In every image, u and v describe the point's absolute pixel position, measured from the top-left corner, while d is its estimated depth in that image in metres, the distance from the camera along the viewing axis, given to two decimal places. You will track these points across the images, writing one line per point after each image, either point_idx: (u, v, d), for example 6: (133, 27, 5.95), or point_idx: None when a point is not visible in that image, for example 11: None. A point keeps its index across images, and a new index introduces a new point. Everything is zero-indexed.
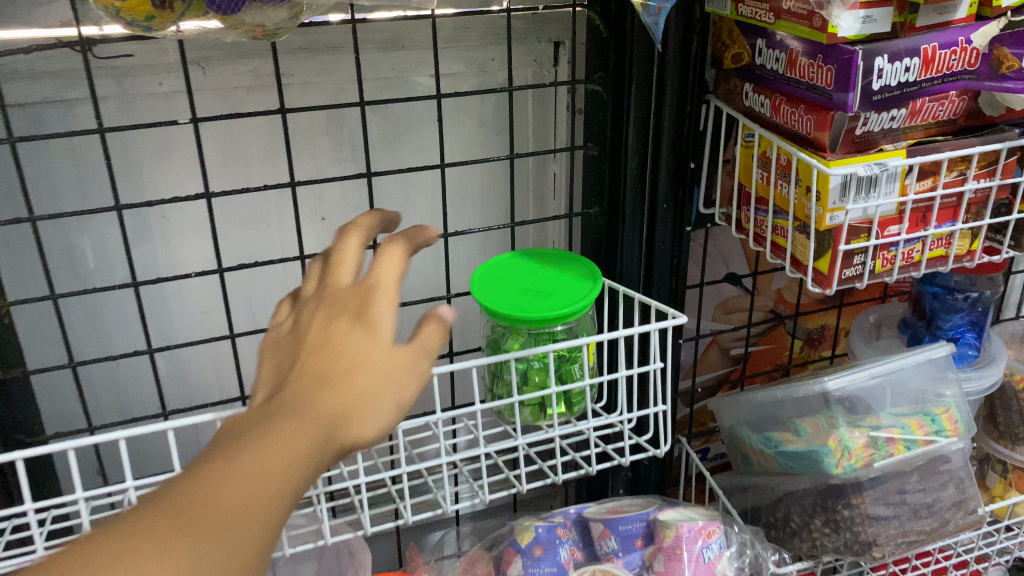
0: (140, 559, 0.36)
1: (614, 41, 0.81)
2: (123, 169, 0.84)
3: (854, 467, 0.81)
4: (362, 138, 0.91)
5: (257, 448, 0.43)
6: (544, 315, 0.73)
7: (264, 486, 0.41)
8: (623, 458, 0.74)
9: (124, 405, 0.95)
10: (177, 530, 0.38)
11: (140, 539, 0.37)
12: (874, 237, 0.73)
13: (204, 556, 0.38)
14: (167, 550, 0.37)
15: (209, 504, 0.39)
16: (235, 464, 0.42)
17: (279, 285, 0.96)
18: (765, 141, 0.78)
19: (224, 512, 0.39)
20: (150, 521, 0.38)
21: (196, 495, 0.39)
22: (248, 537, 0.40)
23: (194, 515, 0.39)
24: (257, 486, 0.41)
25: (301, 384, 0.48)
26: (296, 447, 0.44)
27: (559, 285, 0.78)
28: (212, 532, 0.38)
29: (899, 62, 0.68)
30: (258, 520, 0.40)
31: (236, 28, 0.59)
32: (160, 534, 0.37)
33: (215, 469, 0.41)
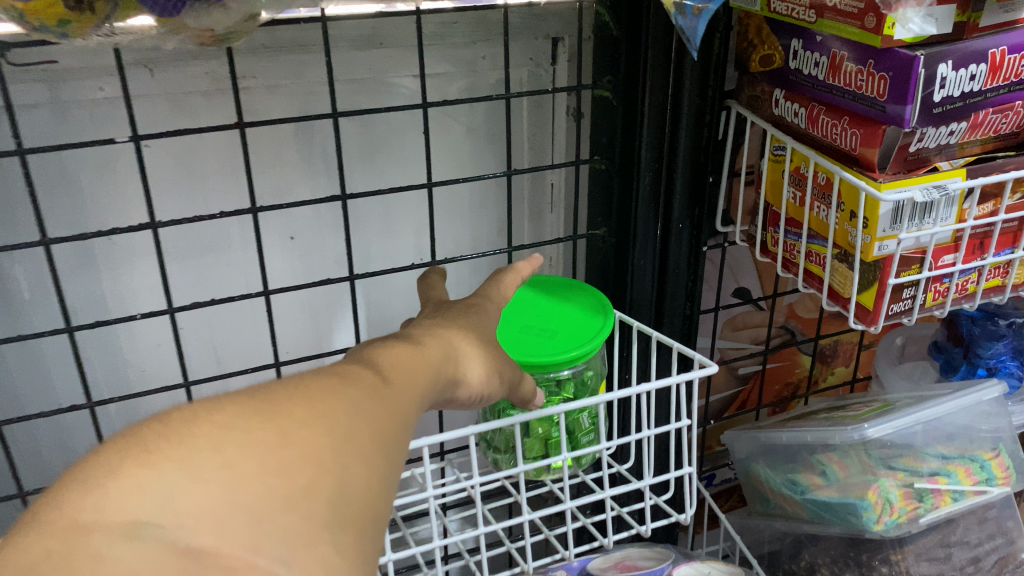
0: (227, 445, 0.31)
1: (626, 41, 0.71)
2: (61, 189, 0.73)
3: (897, 522, 0.72)
4: (336, 149, 0.80)
5: (380, 387, 0.39)
6: (549, 360, 0.64)
7: (369, 432, 0.35)
8: (644, 528, 0.64)
9: (71, 452, 0.84)
10: (274, 429, 0.32)
11: (231, 426, 0.32)
12: (926, 269, 0.64)
13: (301, 466, 0.32)
14: (262, 441, 0.32)
15: (312, 414, 0.34)
16: (357, 397, 0.37)
17: (244, 316, 0.85)
18: (799, 156, 0.68)
19: (323, 422, 0.34)
20: (249, 409, 0.33)
21: (305, 408, 0.34)
22: (351, 462, 0.33)
23: (289, 420, 0.33)
24: (363, 427, 0.35)
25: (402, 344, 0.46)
26: (414, 392, 0.41)
27: (566, 321, 0.68)
28: (327, 461, 0.32)
29: (963, 69, 0.58)
30: (368, 465, 0.34)
31: (178, 32, 0.49)
32: (254, 423, 0.32)
33: (331, 387, 0.37)
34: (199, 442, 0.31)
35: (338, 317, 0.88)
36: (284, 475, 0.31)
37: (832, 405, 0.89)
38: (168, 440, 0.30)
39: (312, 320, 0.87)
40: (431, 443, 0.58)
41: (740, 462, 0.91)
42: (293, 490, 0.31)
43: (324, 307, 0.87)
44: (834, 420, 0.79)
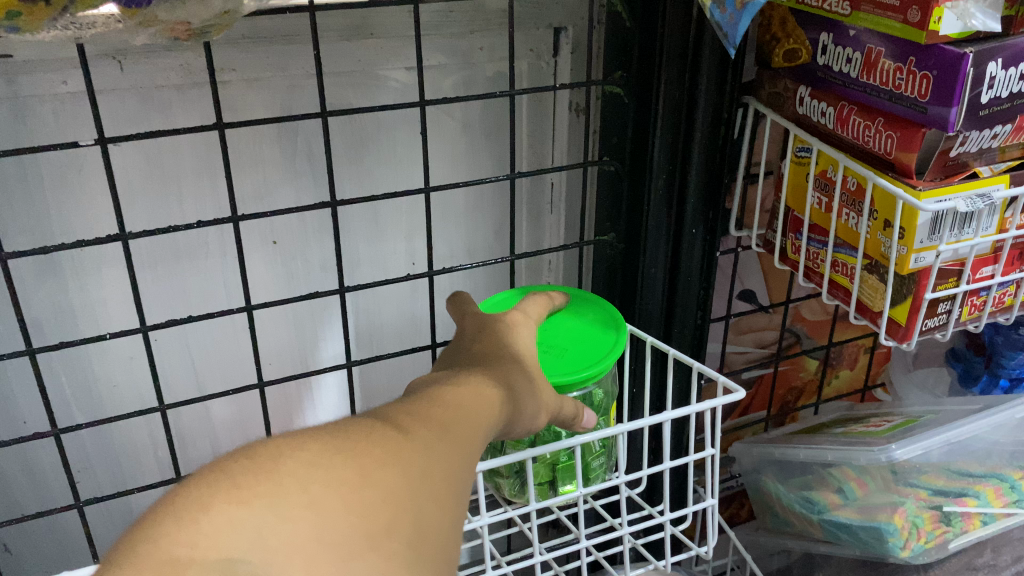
0: (312, 483, 0.31)
1: (640, 33, 0.66)
2: (20, 192, 0.66)
3: (923, 548, 0.69)
4: (322, 147, 0.74)
5: (449, 423, 0.40)
6: (557, 380, 0.59)
7: (441, 470, 0.36)
8: (663, 565, 0.59)
9: (36, 476, 0.78)
10: (355, 466, 0.33)
11: (314, 463, 0.32)
12: (964, 282, 0.60)
13: (384, 509, 0.33)
14: (343, 478, 0.32)
15: (391, 453, 0.35)
16: (427, 437, 0.37)
17: (222, 328, 0.79)
18: (826, 159, 0.63)
19: (400, 460, 0.35)
20: (335, 449, 0.34)
21: (385, 448, 0.35)
22: (425, 505, 0.34)
23: (370, 456, 0.34)
24: (436, 467, 0.36)
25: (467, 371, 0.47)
26: (478, 424, 0.42)
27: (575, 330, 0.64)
28: (406, 503, 0.34)
29: (1013, 68, 0.53)
30: (438, 507, 0.35)
31: (147, 25, 0.44)
32: (335, 460, 0.33)
33: (399, 425, 0.38)
34: (286, 482, 0.31)
35: (323, 327, 0.82)
36: (367, 518, 0.32)
37: (846, 417, 0.85)
38: (258, 475, 0.31)
39: (296, 330, 0.82)
40: None
41: (749, 475, 0.86)
42: (375, 532, 0.31)
43: (309, 317, 0.82)
44: (855, 436, 0.75)
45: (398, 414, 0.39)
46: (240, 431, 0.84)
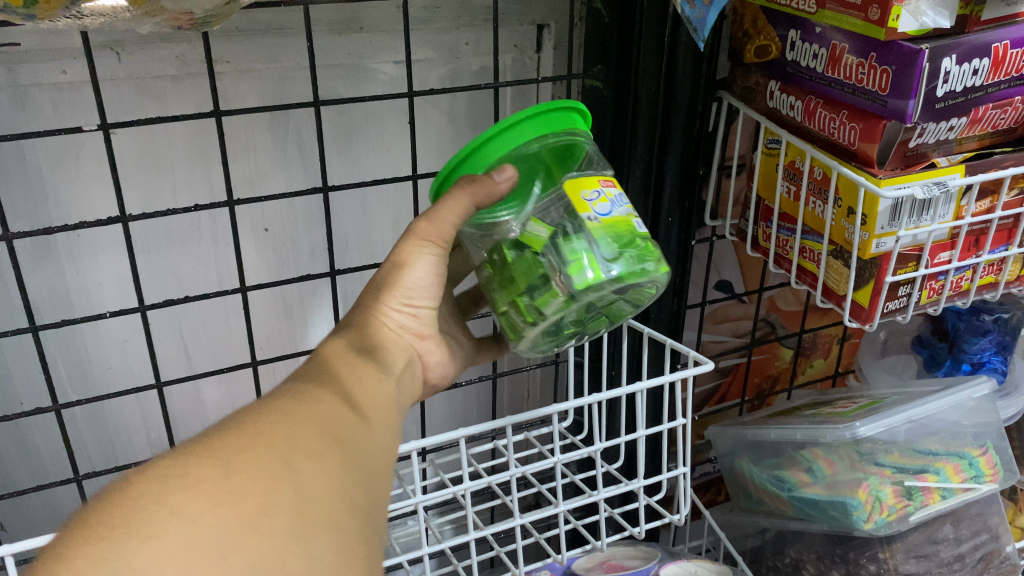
0: (169, 495, 0.32)
1: (619, 29, 0.68)
2: (20, 179, 0.68)
3: (887, 521, 0.72)
4: (313, 137, 0.76)
5: (307, 395, 0.42)
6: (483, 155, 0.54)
7: (306, 434, 0.38)
8: (640, 531, 0.62)
9: (32, 456, 0.80)
10: (213, 462, 0.35)
11: (169, 476, 0.34)
12: (923, 266, 0.63)
13: (258, 486, 0.34)
14: (201, 477, 0.34)
15: (249, 438, 0.37)
16: (282, 421, 0.39)
17: (214, 312, 0.81)
18: (795, 150, 0.67)
19: (261, 440, 0.37)
20: (190, 458, 0.35)
21: (242, 435, 0.37)
22: (301, 466, 0.36)
23: (229, 448, 0.36)
24: (300, 432, 0.38)
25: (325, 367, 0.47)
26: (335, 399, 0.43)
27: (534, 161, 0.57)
28: (278, 473, 0.35)
29: (967, 63, 0.57)
30: (319, 467, 0.37)
31: (153, 15, 0.46)
32: (190, 467, 0.34)
33: (257, 418, 0.39)
34: (142, 502, 0.32)
35: (313, 313, 0.85)
36: (238, 502, 0.33)
37: (816, 400, 0.88)
38: (116, 508, 0.32)
39: (286, 315, 0.84)
40: (420, 450, 0.55)
41: (723, 457, 0.89)
42: (250, 513, 0.33)
43: (298, 302, 0.84)
44: (822, 417, 0.78)
45: (256, 406, 0.40)
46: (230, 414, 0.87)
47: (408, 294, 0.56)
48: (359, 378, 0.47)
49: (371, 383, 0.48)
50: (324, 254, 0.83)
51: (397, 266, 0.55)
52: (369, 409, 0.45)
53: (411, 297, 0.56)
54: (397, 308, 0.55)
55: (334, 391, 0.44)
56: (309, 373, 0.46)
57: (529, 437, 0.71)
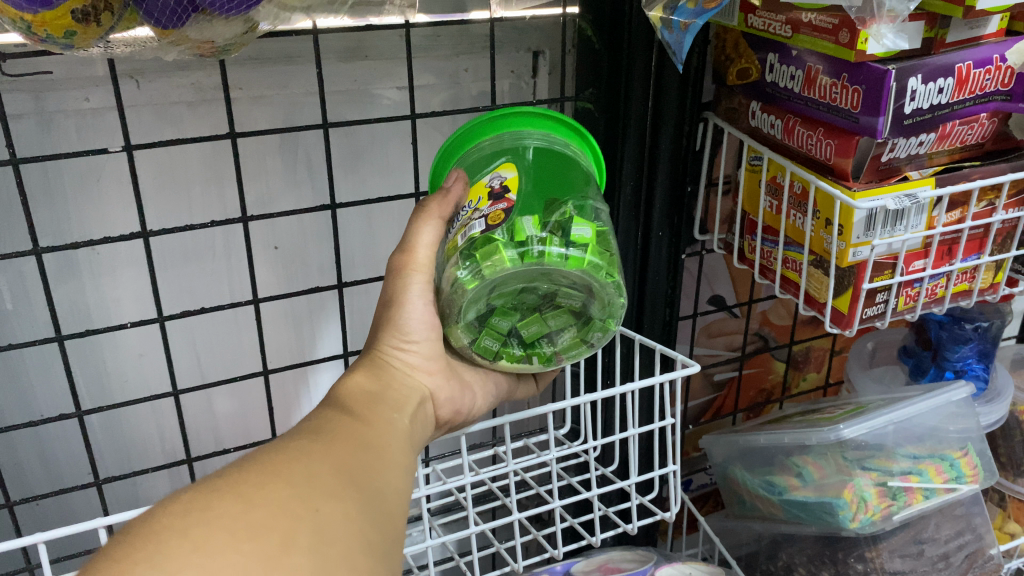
0: (192, 529, 0.35)
1: (609, 54, 0.73)
2: (46, 199, 0.73)
3: (872, 520, 0.75)
4: (321, 159, 0.80)
5: (323, 437, 0.45)
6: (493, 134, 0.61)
7: (324, 474, 0.41)
8: (633, 527, 0.65)
9: (52, 466, 0.83)
10: (234, 498, 0.37)
11: (191, 510, 0.36)
12: (899, 274, 0.67)
13: (277, 525, 0.36)
14: (223, 512, 0.36)
15: (268, 478, 0.39)
16: (301, 460, 0.41)
17: (226, 327, 0.85)
18: (776, 166, 0.70)
19: (280, 479, 0.39)
20: (214, 495, 0.37)
21: (262, 474, 0.39)
22: (318, 504, 0.39)
23: (249, 486, 0.38)
24: (315, 472, 0.41)
25: (341, 413, 0.49)
26: (349, 443, 0.45)
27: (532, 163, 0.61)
28: (296, 511, 0.38)
29: (932, 82, 0.61)
30: (334, 501, 0.40)
31: (179, 43, 0.50)
32: (212, 502, 0.36)
33: (276, 457, 0.41)
34: (165, 539, 0.34)
35: (320, 327, 0.89)
36: (257, 539, 0.35)
37: (805, 408, 0.91)
38: (141, 544, 0.34)
39: (294, 329, 0.88)
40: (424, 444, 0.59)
41: (718, 466, 0.92)
42: (268, 551, 0.35)
43: (307, 316, 0.88)
44: (810, 423, 0.82)
45: (272, 445, 0.43)
46: (241, 424, 0.90)
47: (404, 332, 0.58)
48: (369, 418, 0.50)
49: (381, 424, 0.50)
50: (331, 271, 0.86)
51: (390, 304, 0.58)
52: (381, 449, 0.47)
53: (408, 335, 0.58)
54: (394, 346, 0.58)
55: (348, 433, 0.46)
56: (325, 414, 0.48)
57: (527, 442, 0.74)
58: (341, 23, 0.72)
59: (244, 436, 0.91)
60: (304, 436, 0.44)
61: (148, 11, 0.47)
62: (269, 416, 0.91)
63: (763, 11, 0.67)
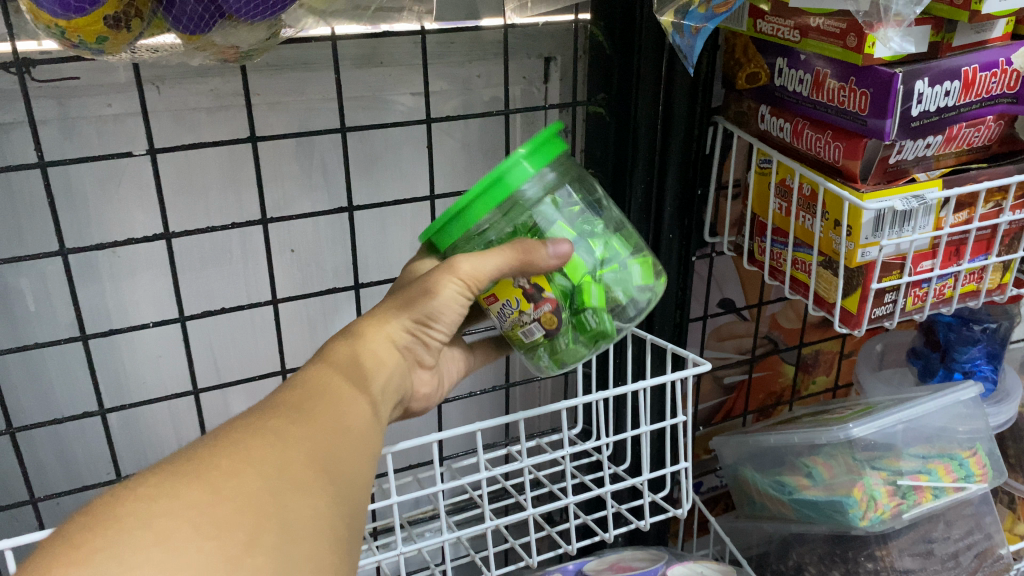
0: (154, 519, 0.35)
1: (619, 58, 0.74)
2: (68, 203, 0.74)
3: (882, 519, 0.76)
4: (336, 164, 0.82)
5: (300, 420, 0.44)
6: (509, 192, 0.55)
7: (296, 463, 0.41)
8: (646, 523, 0.66)
9: (71, 465, 0.84)
10: (202, 486, 0.37)
11: (158, 497, 0.36)
12: (907, 274, 0.68)
13: (242, 520, 0.36)
14: (190, 501, 0.36)
15: (237, 465, 0.39)
16: (270, 445, 0.41)
17: (242, 328, 0.86)
18: (785, 168, 0.72)
19: (252, 468, 0.39)
20: (178, 482, 0.37)
21: (232, 461, 0.39)
22: (287, 499, 0.39)
23: (217, 473, 0.38)
24: (288, 461, 0.41)
25: (325, 387, 0.49)
26: (326, 427, 0.45)
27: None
28: (265, 505, 0.38)
29: (939, 85, 0.62)
30: (302, 495, 0.40)
31: (204, 48, 0.52)
32: (179, 488, 0.36)
33: (248, 440, 0.41)
34: (127, 524, 0.34)
35: (335, 329, 0.90)
36: (221, 533, 0.35)
37: (816, 410, 0.92)
38: (102, 531, 0.33)
39: (309, 331, 0.89)
40: (442, 440, 0.59)
41: (728, 467, 0.92)
42: (231, 547, 0.35)
43: (322, 317, 0.89)
44: (820, 423, 0.82)
45: (249, 423, 0.43)
46: None
47: (428, 317, 0.58)
48: (352, 395, 0.50)
49: (364, 404, 0.50)
50: (346, 274, 0.88)
51: (426, 294, 0.57)
52: (359, 433, 0.47)
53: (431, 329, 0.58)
54: (412, 326, 0.58)
55: (327, 414, 0.46)
56: (307, 389, 0.48)
57: (540, 442, 0.74)
58: (356, 30, 0.73)
59: None
60: (281, 417, 0.44)
61: (176, 18, 0.49)
62: None
63: (772, 16, 0.68)
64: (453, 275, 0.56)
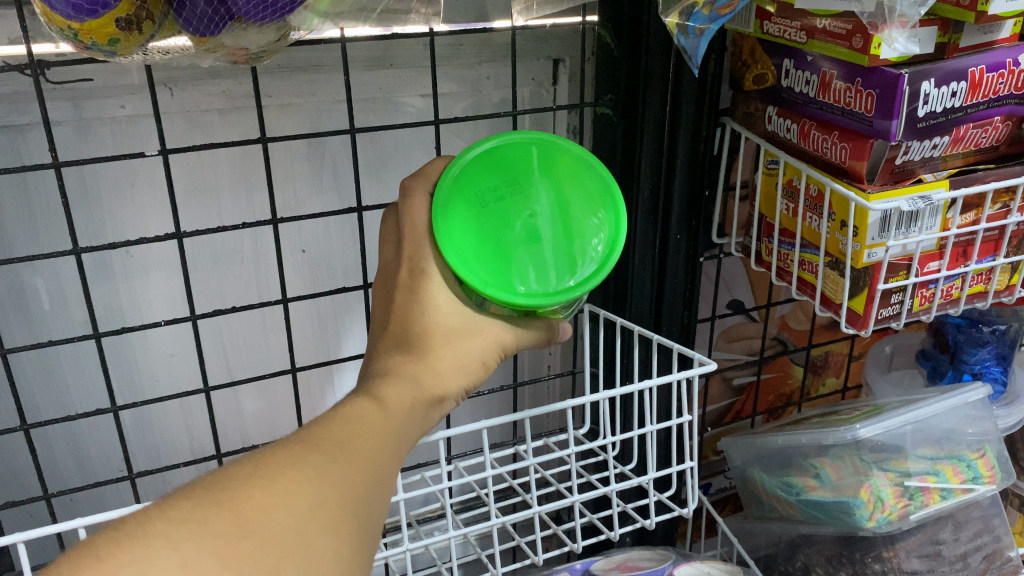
0: (181, 544, 0.36)
1: (627, 60, 0.74)
2: (82, 203, 0.75)
3: (889, 520, 0.76)
4: (347, 165, 0.83)
5: (341, 455, 0.44)
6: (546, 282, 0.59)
7: (329, 501, 0.41)
8: (651, 522, 0.66)
9: (84, 462, 0.85)
10: (231, 519, 0.38)
11: (186, 522, 0.37)
12: (913, 274, 0.68)
13: (261, 557, 0.37)
14: (216, 532, 0.37)
15: (269, 498, 0.40)
16: (306, 480, 0.41)
17: (253, 326, 0.87)
18: (792, 169, 0.72)
19: (285, 503, 0.40)
20: (210, 509, 0.38)
21: (264, 492, 0.40)
22: (313, 539, 0.39)
23: (250, 506, 0.39)
24: (324, 498, 0.41)
25: (369, 418, 0.48)
26: (368, 468, 0.45)
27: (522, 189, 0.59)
28: (288, 546, 0.38)
29: (945, 86, 0.62)
30: (326, 536, 0.40)
31: (214, 50, 0.53)
32: (209, 517, 0.38)
33: (283, 472, 0.41)
34: (155, 543, 0.36)
35: (345, 327, 0.91)
36: (243, 570, 0.36)
37: (824, 411, 0.92)
38: (130, 546, 0.35)
39: (319, 330, 0.90)
40: (447, 437, 0.60)
41: (736, 468, 0.92)
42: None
43: (332, 316, 0.90)
44: (828, 424, 0.82)
45: (293, 451, 0.43)
46: (268, 424, 0.92)
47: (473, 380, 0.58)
48: (398, 436, 0.49)
49: (404, 445, 0.49)
50: (356, 273, 0.88)
51: (482, 365, 0.59)
52: (394, 478, 0.47)
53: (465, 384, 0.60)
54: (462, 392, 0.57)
55: (373, 452, 0.46)
56: (352, 417, 0.48)
57: (547, 442, 0.74)
58: (366, 33, 0.74)
59: (270, 434, 0.93)
60: (325, 452, 0.44)
61: (186, 20, 0.50)
62: (295, 414, 0.93)
63: (779, 18, 0.68)
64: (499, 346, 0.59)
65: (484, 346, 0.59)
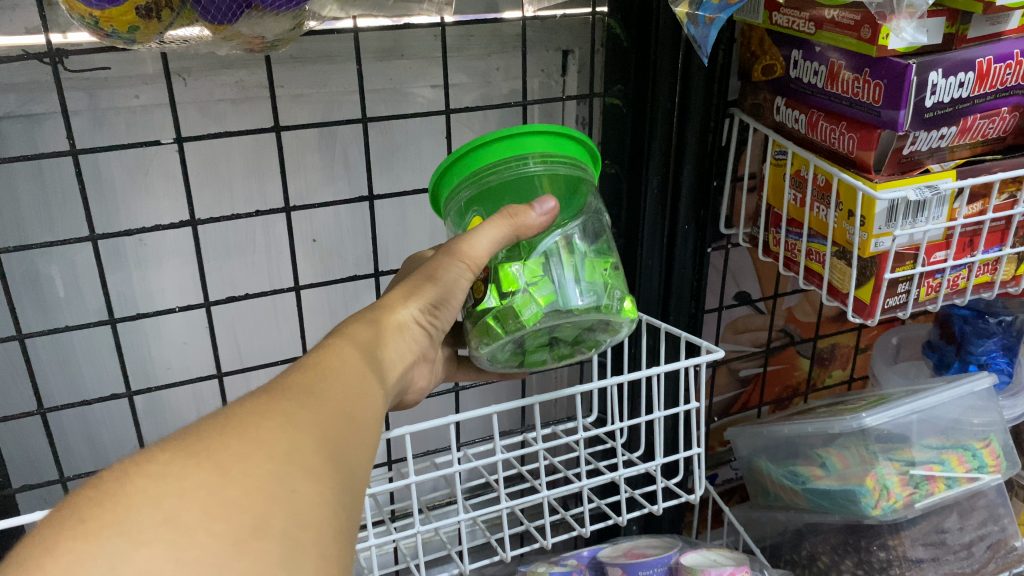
0: (164, 499, 0.32)
1: (636, 51, 0.75)
2: (97, 191, 0.76)
3: (894, 507, 0.76)
4: (358, 155, 0.84)
5: (309, 404, 0.42)
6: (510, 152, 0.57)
7: (307, 448, 0.38)
8: (659, 508, 0.67)
9: (98, 446, 0.87)
10: (211, 467, 0.34)
11: (166, 476, 0.34)
12: (920, 265, 0.68)
13: (249, 503, 0.34)
14: (198, 483, 0.34)
15: (248, 445, 0.36)
16: (282, 427, 0.38)
17: (265, 314, 0.88)
18: (800, 160, 0.73)
19: (262, 450, 0.36)
20: (184, 459, 0.35)
21: (242, 441, 0.36)
22: (296, 484, 0.36)
23: (228, 455, 0.35)
24: (299, 446, 0.38)
25: (335, 375, 0.46)
26: (338, 417, 0.42)
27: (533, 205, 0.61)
28: (272, 491, 0.35)
29: (953, 76, 0.62)
30: (314, 486, 0.37)
31: (231, 38, 0.54)
32: (189, 468, 0.34)
33: (254, 418, 0.38)
34: (137, 500, 0.32)
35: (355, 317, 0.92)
36: (231, 518, 0.33)
37: (830, 401, 0.92)
38: (110, 505, 0.32)
39: (330, 319, 0.91)
40: (456, 423, 0.60)
41: (742, 458, 0.93)
42: (239, 532, 0.33)
43: (342, 305, 0.91)
44: (834, 414, 0.83)
45: (260, 403, 0.40)
46: None
47: (433, 306, 0.58)
48: (362, 377, 0.47)
49: (374, 393, 0.47)
50: (367, 263, 0.89)
51: (430, 280, 0.57)
52: (365, 422, 0.45)
53: (435, 314, 0.58)
54: (420, 318, 0.58)
55: (336, 397, 0.44)
56: (316, 372, 0.45)
57: (554, 429, 0.75)
58: (378, 23, 0.74)
59: None
60: (292, 399, 0.41)
61: (204, 7, 0.51)
62: None
63: (787, 9, 0.69)
64: (458, 259, 0.56)
65: (435, 262, 0.57)
